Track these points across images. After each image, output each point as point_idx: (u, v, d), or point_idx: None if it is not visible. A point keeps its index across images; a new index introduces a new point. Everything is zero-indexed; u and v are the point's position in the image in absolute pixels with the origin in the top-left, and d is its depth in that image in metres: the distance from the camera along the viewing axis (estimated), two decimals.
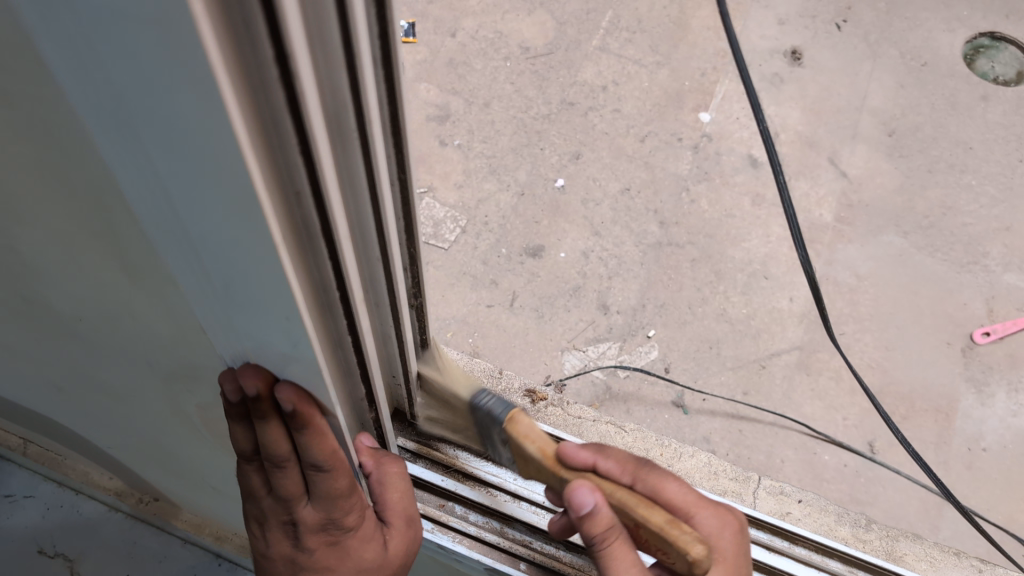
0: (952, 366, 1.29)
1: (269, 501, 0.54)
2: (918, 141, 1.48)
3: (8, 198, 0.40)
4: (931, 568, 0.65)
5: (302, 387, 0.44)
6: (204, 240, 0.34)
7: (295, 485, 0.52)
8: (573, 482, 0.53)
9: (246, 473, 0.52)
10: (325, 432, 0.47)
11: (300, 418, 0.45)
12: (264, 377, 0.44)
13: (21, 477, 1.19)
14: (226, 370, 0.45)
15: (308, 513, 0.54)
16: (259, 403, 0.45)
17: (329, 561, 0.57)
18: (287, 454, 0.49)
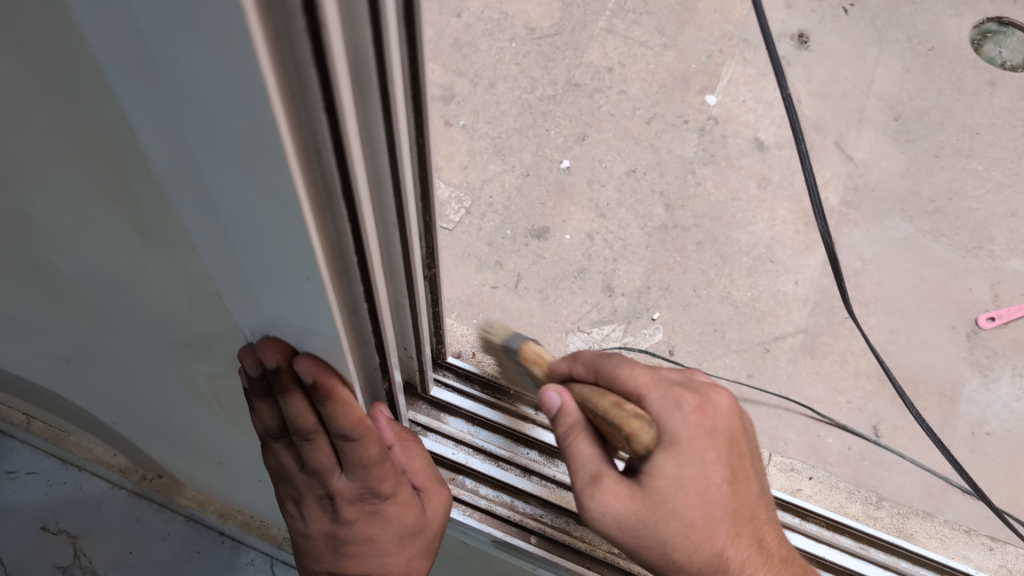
0: (956, 351, 1.29)
1: (303, 478, 0.55)
2: (924, 126, 1.48)
3: (22, 158, 0.39)
4: (943, 545, 0.65)
5: (320, 358, 0.44)
6: (227, 201, 0.33)
7: (327, 459, 0.52)
8: (553, 400, 0.54)
9: (277, 452, 0.54)
10: (349, 402, 0.48)
11: (322, 389, 0.46)
12: (283, 349, 0.44)
13: (24, 454, 1.19)
14: (244, 344, 0.46)
15: (343, 485, 0.55)
16: (280, 376, 0.45)
17: (370, 532, 0.59)
18: (314, 426, 0.49)
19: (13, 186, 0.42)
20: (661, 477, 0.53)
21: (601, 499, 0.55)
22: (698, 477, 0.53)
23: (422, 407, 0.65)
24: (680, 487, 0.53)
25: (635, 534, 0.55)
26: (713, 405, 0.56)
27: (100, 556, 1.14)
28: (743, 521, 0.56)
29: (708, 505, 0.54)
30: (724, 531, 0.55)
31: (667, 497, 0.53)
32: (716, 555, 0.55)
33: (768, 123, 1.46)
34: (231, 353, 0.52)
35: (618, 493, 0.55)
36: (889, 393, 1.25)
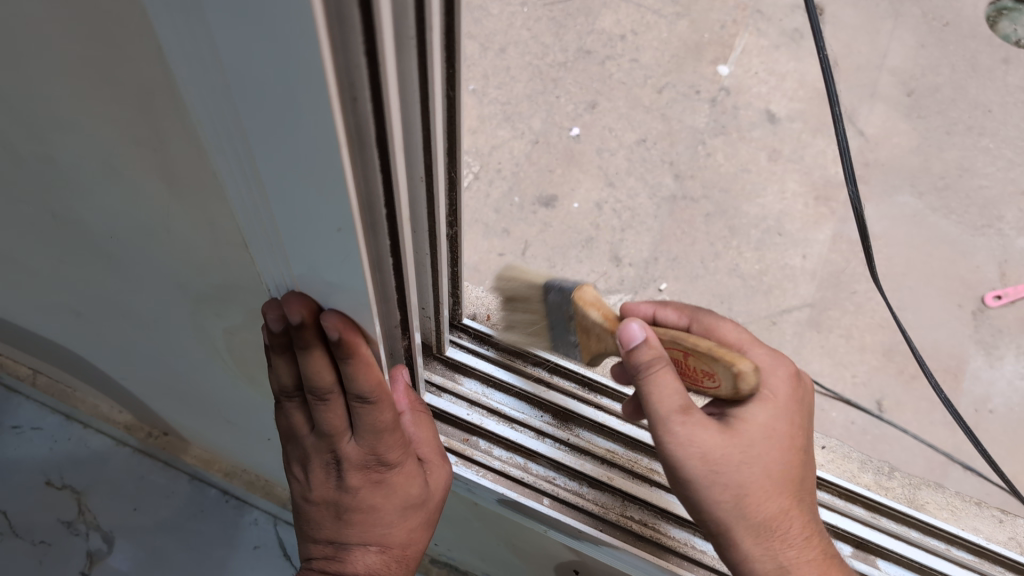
0: (962, 328, 1.29)
1: (313, 439, 0.55)
2: (936, 102, 1.46)
3: (49, 101, 0.39)
4: (953, 516, 0.65)
5: (347, 316, 0.44)
6: (261, 142, 0.33)
7: (339, 421, 0.52)
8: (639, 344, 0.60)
9: (289, 411, 0.53)
10: (369, 362, 0.47)
11: (345, 346, 0.45)
12: (309, 305, 0.44)
13: (29, 410, 1.22)
14: (269, 300, 0.46)
15: (352, 449, 0.55)
16: (303, 331, 0.45)
17: (374, 498, 0.59)
18: (331, 385, 0.49)
19: (38, 130, 0.42)
20: (747, 419, 0.60)
21: (688, 433, 0.57)
22: (782, 432, 0.60)
23: (436, 367, 0.65)
24: (764, 432, 0.59)
25: (711, 470, 0.58)
26: (802, 383, 0.65)
27: (103, 511, 1.16)
28: (807, 490, 0.60)
29: (783, 458, 0.60)
30: (789, 488, 0.59)
31: (753, 434, 0.59)
32: (780, 512, 0.59)
33: (780, 95, 1.45)
34: (252, 305, 0.52)
35: (709, 427, 0.58)
36: (894, 368, 1.25)
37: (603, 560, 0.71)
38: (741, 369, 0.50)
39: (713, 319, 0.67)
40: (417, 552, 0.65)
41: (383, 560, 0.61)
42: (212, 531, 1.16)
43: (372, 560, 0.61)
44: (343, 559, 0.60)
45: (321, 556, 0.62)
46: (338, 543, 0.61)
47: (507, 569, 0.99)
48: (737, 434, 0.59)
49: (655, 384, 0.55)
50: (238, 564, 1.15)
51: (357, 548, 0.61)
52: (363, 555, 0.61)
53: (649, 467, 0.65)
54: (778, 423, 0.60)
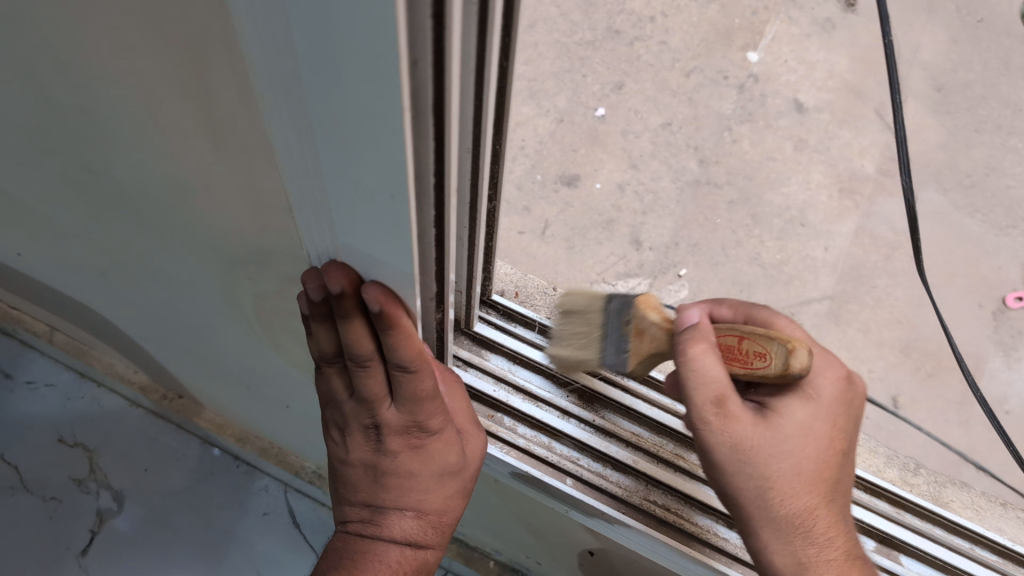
0: (981, 328, 1.29)
1: (351, 405, 0.57)
2: (966, 99, 1.45)
3: (96, 48, 0.37)
4: (977, 516, 0.65)
5: (388, 288, 0.43)
6: (321, 95, 0.32)
7: (379, 387, 0.53)
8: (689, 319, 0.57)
9: (330, 377, 0.55)
10: (410, 333, 0.48)
11: (386, 318, 0.45)
12: (350, 276, 0.43)
13: (44, 366, 1.24)
14: (309, 269, 0.46)
15: (392, 414, 0.56)
16: (344, 300, 0.45)
17: (412, 464, 0.60)
18: (371, 353, 0.50)
19: (81, 79, 0.41)
20: (780, 414, 0.59)
21: (724, 423, 0.56)
22: (821, 433, 0.59)
23: (464, 343, 0.65)
24: (796, 429, 0.58)
25: (744, 461, 0.57)
26: (854, 387, 0.63)
27: (114, 471, 1.17)
28: (840, 491, 0.60)
29: (816, 456, 0.59)
30: (819, 486, 0.59)
31: (786, 429, 0.58)
32: (806, 511, 0.58)
33: (809, 85, 1.44)
34: (287, 271, 0.51)
35: (745, 417, 0.57)
36: (911, 365, 1.25)
37: (621, 542, 0.72)
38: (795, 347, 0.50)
39: (770, 314, 0.62)
40: (452, 519, 0.67)
41: (419, 524, 0.64)
42: (223, 495, 1.17)
43: (408, 524, 0.63)
44: (380, 523, 0.62)
45: (357, 519, 0.64)
46: (375, 507, 0.63)
47: (518, 546, 0.99)
48: (774, 430, 0.58)
49: (692, 362, 0.54)
50: (247, 530, 1.16)
51: (395, 513, 0.63)
52: (399, 519, 0.63)
53: (675, 452, 0.64)
54: (812, 423, 0.59)
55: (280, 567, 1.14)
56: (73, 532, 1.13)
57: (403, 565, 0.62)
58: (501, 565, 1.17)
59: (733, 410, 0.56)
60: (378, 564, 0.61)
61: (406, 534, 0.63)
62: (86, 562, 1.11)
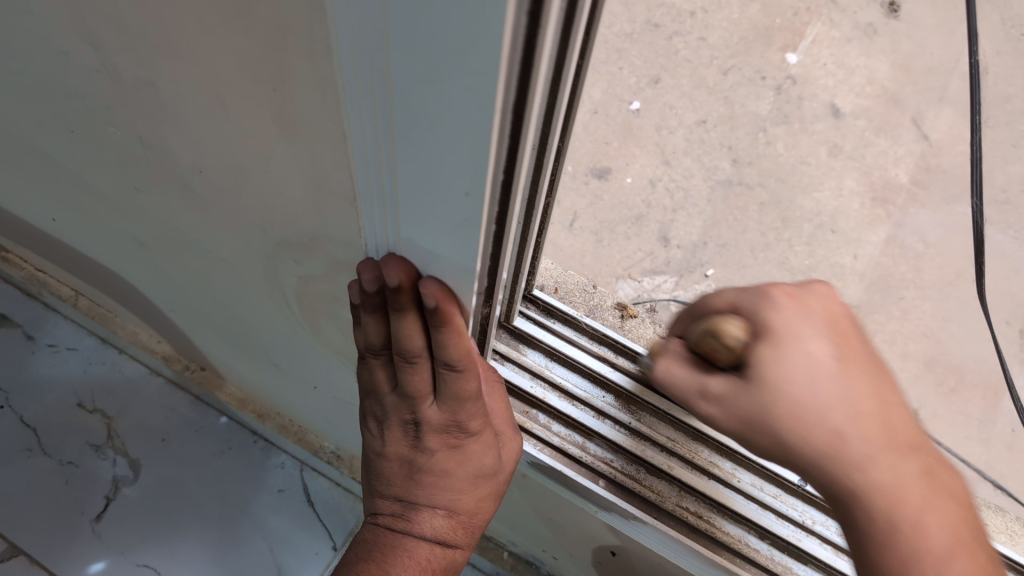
0: (1009, 346, 1.27)
1: (393, 399, 0.57)
2: (1006, 113, 1.45)
3: (169, 24, 0.37)
4: (1011, 540, 0.64)
5: (446, 285, 0.43)
6: (408, 83, 0.31)
7: (423, 384, 0.53)
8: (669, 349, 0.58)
9: (374, 369, 0.55)
10: (461, 332, 0.47)
11: (440, 315, 0.45)
12: (407, 270, 0.43)
13: (67, 330, 1.28)
14: (365, 259, 0.45)
15: (433, 412, 0.56)
16: (400, 294, 0.45)
17: (448, 463, 0.60)
18: (420, 350, 0.50)
19: (149, 56, 0.40)
20: (756, 358, 0.51)
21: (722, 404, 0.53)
22: (799, 354, 0.51)
23: (502, 336, 0.64)
24: (780, 362, 0.51)
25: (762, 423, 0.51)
26: (803, 296, 0.55)
27: (131, 439, 1.20)
28: (862, 398, 0.51)
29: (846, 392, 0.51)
30: (866, 417, 0.50)
31: (792, 369, 0.51)
32: (832, 435, 0.49)
33: (847, 90, 1.43)
34: (336, 257, 0.51)
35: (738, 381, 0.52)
36: (933, 378, 1.23)
37: (647, 546, 0.71)
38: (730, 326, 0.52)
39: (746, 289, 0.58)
40: (483, 519, 0.67)
41: (450, 523, 0.64)
42: (237, 469, 1.19)
43: (439, 523, 0.63)
44: (411, 519, 0.63)
45: (388, 512, 0.64)
46: (406, 502, 0.63)
47: (536, 540, 0.99)
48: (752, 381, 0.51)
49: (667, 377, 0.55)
50: (260, 506, 1.17)
51: (427, 511, 0.63)
52: (431, 517, 0.63)
53: (710, 459, 0.64)
54: (785, 347, 0.51)
55: (291, 546, 1.14)
56: (89, 497, 1.16)
57: (431, 563, 0.63)
58: (515, 556, 1.17)
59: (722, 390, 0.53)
60: (405, 560, 0.61)
61: (436, 532, 0.63)
62: (100, 529, 1.13)
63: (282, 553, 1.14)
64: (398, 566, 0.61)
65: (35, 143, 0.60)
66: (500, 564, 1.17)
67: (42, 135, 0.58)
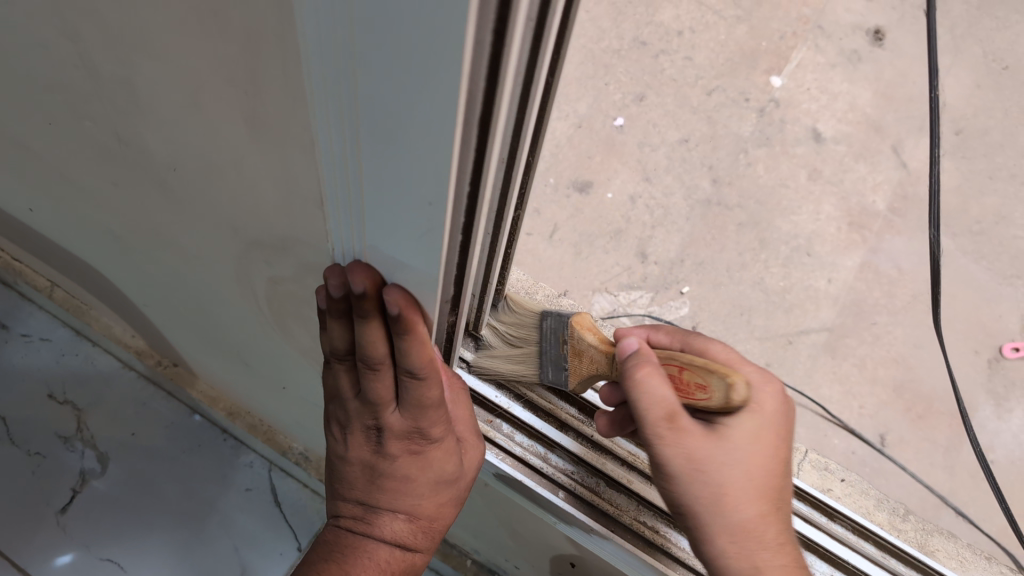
0: (976, 376, 1.31)
1: (355, 404, 0.58)
2: (984, 145, 1.50)
3: (146, 22, 0.37)
4: (961, 567, 0.67)
5: (410, 293, 0.44)
6: (374, 96, 0.32)
7: (386, 390, 0.54)
8: (631, 343, 0.58)
9: (338, 373, 0.56)
10: (423, 341, 0.49)
11: (402, 321, 0.46)
12: (374, 277, 0.44)
13: (41, 319, 1.28)
14: (333, 265, 0.46)
15: (395, 418, 0.57)
16: (365, 301, 0.46)
17: (410, 469, 0.61)
18: (383, 356, 0.51)
19: (126, 52, 0.41)
20: (731, 428, 0.59)
21: (675, 438, 0.58)
22: (766, 449, 0.60)
23: (469, 345, 0.67)
24: (742, 447, 0.59)
25: (696, 471, 0.58)
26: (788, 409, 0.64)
27: (101, 432, 1.20)
28: (782, 501, 0.62)
29: (754, 472, 0.60)
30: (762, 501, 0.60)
31: (734, 448, 0.59)
32: (754, 516, 0.60)
33: (829, 115, 1.46)
34: (305, 260, 0.51)
35: (695, 432, 0.58)
36: (901, 405, 1.27)
37: (606, 559, 0.72)
38: (734, 381, 0.51)
39: (704, 341, 0.68)
40: (444, 523, 0.68)
41: (410, 527, 0.65)
42: (207, 466, 1.20)
43: (399, 526, 0.64)
44: (371, 522, 0.63)
45: (349, 515, 0.64)
46: (367, 506, 0.63)
47: (498, 548, 0.99)
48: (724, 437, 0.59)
49: (640, 386, 0.56)
50: (227, 504, 1.17)
51: (387, 514, 0.63)
52: (391, 521, 0.64)
53: None
54: (761, 432, 0.60)
55: (258, 546, 1.15)
56: (54, 489, 1.15)
57: (390, 564, 0.64)
58: (478, 564, 1.18)
59: (683, 425, 0.57)
60: (366, 561, 0.62)
61: (396, 536, 0.64)
62: (65, 521, 1.13)
63: (248, 553, 1.14)
64: (358, 567, 0.61)
65: (12, 134, 0.60)
66: (462, 572, 1.18)
67: (18, 124, 0.58)
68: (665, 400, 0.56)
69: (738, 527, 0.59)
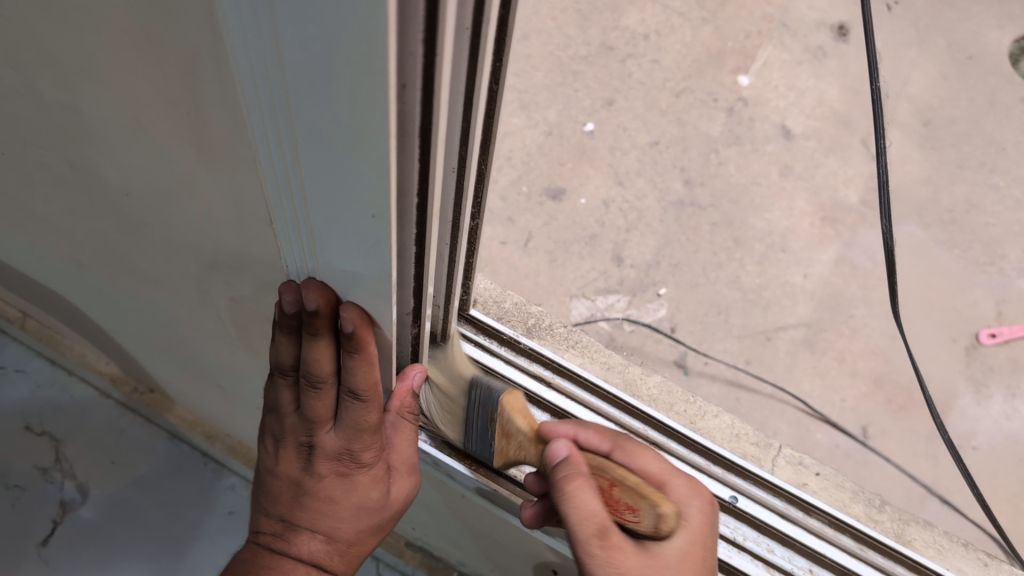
0: (955, 363, 1.32)
1: (293, 419, 0.58)
2: (952, 134, 1.51)
3: (86, 49, 0.37)
4: (938, 555, 0.68)
5: (365, 311, 0.45)
6: (310, 116, 0.32)
7: (325, 409, 0.55)
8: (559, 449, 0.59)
9: (278, 389, 0.56)
10: (370, 363, 0.50)
11: (354, 340, 0.47)
12: (327, 294, 0.44)
13: (15, 350, 1.27)
14: (286, 282, 0.47)
15: (329, 438, 0.58)
16: (316, 319, 0.46)
17: (335, 491, 0.62)
18: (325, 376, 0.52)
19: (68, 78, 0.41)
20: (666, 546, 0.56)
21: (606, 558, 0.56)
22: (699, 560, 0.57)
23: None
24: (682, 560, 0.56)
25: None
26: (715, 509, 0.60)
27: (81, 462, 1.19)
28: None
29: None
30: None
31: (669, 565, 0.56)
32: None
33: (797, 111, 1.48)
34: (264, 279, 0.51)
35: (627, 553, 0.56)
36: (882, 396, 1.27)
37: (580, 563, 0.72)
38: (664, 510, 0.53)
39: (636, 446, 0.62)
40: (362, 550, 0.69)
41: (328, 549, 0.65)
42: (189, 491, 1.19)
43: (317, 547, 0.65)
44: (290, 540, 0.64)
45: (269, 530, 0.65)
46: (289, 523, 0.64)
47: (484, 560, 0.99)
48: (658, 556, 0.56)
49: (569, 499, 0.56)
50: (211, 529, 1.17)
51: (306, 534, 0.64)
52: (307, 541, 0.64)
53: None
54: (695, 545, 0.57)
55: None
56: (36, 521, 1.15)
57: None
58: None
59: (615, 542, 0.56)
60: None
61: (313, 556, 0.64)
62: (47, 553, 1.12)
63: None
64: None
65: None
66: None
67: None
68: (595, 514, 0.56)
69: None
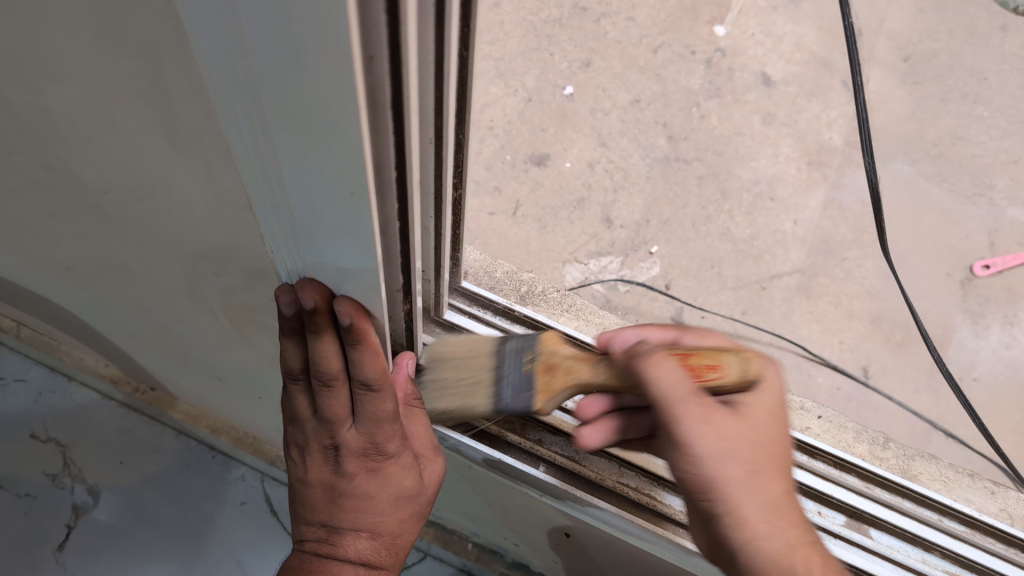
0: (949, 297, 1.33)
1: (313, 424, 0.58)
2: (933, 68, 1.51)
3: (46, 46, 0.36)
4: (945, 487, 0.70)
5: (359, 302, 0.46)
6: (279, 96, 0.32)
7: (340, 407, 0.55)
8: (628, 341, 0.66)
9: (293, 395, 0.56)
10: (375, 349, 0.50)
11: (354, 331, 0.48)
12: (322, 291, 0.45)
13: (13, 361, 1.27)
14: (281, 283, 0.47)
15: (351, 436, 0.58)
16: (316, 316, 0.47)
17: (369, 487, 0.62)
18: (337, 372, 0.52)
19: (32, 78, 0.40)
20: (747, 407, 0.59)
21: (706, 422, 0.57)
22: (766, 435, 0.59)
23: (436, 332, 0.66)
24: (755, 416, 0.59)
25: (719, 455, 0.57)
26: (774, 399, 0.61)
27: (89, 466, 1.20)
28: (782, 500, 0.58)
29: (766, 454, 0.58)
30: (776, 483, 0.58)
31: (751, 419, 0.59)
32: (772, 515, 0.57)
33: (776, 57, 1.48)
34: (251, 267, 0.51)
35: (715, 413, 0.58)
36: (879, 335, 1.28)
37: (595, 526, 0.73)
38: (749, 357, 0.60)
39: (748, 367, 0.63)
40: (405, 541, 0.69)
41: (374, 545, 0.66)
42: (201, 486, 1.20)
43: (363, 545, 0.65)
44: (335, 542, 0.64)
45: (313, 538, 0.65)
46: (331, 527, 0.64)
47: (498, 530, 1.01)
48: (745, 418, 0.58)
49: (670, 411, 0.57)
50: (225, 522, 1.18)
51: (350, 534, 0.64)
52: (354, 540, 0.65)
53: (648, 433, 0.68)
54: (765, 409, 0.60)
55: (260, 554, 1.17)
56: (49, 527, 1.15)
57: None
58: (480, 546, 1.19)
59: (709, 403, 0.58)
60: None
61: (361, 555, 0.64)
62: (63, 558, 1.13)
63: (252, 565, 1.16)
64: None
65: None
66: (465, 556, 1.19)
67: None
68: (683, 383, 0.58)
69: (770, 512, 0.57)
